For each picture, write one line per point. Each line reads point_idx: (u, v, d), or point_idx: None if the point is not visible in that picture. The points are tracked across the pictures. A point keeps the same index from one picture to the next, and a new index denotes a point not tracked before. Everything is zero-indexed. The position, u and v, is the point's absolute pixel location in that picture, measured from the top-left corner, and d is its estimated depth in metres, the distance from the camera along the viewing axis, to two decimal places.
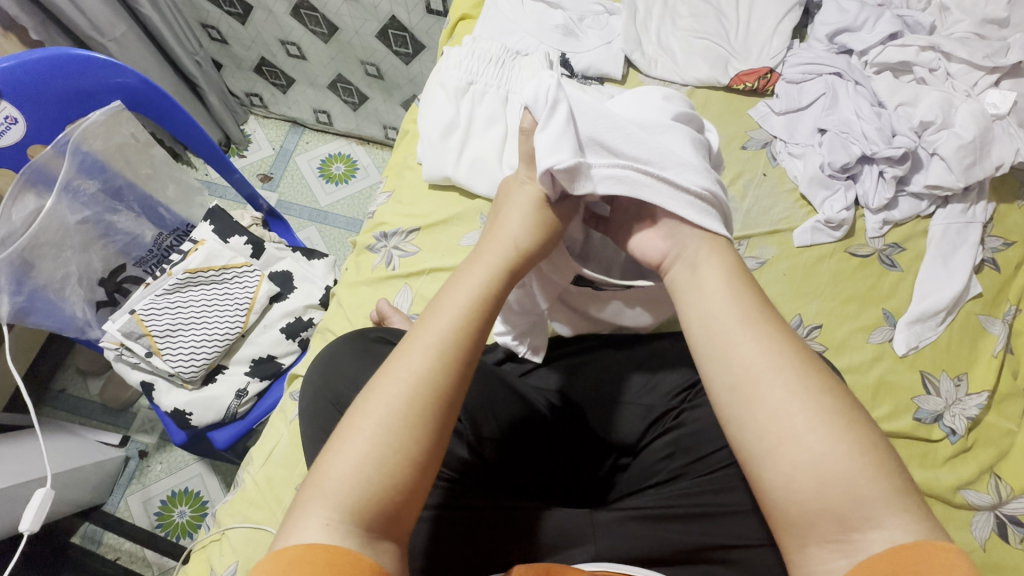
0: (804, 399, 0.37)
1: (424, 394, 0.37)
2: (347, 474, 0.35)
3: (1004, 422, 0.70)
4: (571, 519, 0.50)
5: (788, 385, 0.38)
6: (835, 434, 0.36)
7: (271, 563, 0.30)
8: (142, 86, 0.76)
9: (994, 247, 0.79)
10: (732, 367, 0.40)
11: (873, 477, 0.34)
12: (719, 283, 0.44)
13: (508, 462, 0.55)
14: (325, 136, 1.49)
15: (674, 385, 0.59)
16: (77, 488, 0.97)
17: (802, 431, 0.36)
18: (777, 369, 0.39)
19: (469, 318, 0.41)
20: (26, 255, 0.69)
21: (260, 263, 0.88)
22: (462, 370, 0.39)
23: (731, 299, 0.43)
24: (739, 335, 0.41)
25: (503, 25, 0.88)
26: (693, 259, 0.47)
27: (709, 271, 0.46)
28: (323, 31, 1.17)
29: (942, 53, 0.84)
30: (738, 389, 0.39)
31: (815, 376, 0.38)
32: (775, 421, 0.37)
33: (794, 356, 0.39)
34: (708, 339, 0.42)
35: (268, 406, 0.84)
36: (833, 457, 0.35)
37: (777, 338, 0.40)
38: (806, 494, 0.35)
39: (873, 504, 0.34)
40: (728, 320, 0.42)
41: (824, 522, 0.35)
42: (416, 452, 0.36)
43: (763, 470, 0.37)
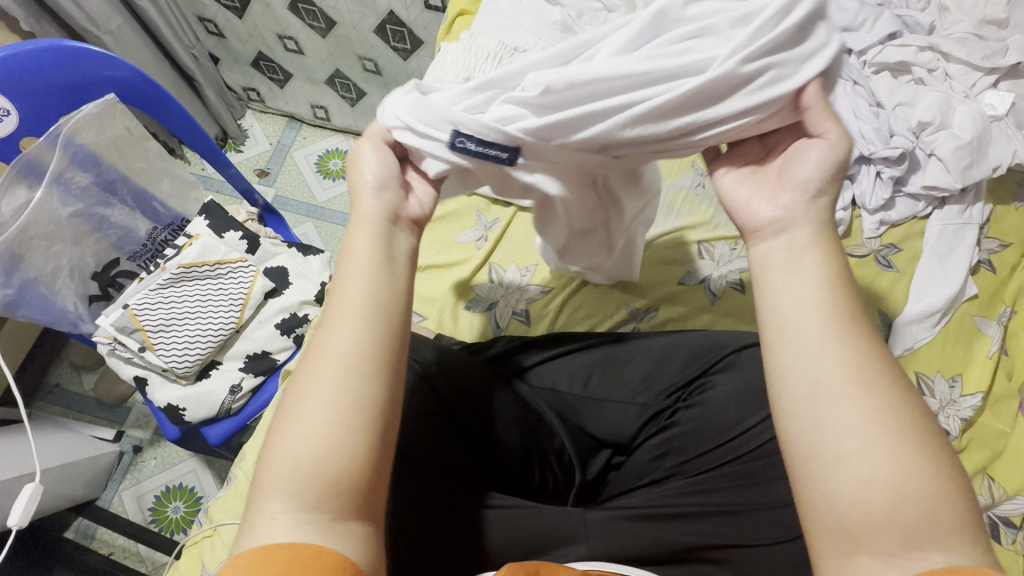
0: (885, 416, 0.35)
1: (350, 363, 0.37)
2: (291, 459, 0.34)
3: (998, 423, 0.70)
4: (565, 518, 0.50)
5: (871, 401, 0.35)
6: (921, 454, 0.34)
7: (231, 568, 0.30)
8: (134, 78, 0.74)
9: (990, 248, 0.79)
10: (820, 368, 0.37)
11: (950, 503, 0.33)
12: (816, 278, 0.39)
13: (490, 458, 0.54)
14: (323, 131, 1.49)
15: (668, 385, 0.58)
16: (70, 483, 0.97)
17: (888, 446, 0.34)
18: (865, 382, 0.36)
19: (375, 279, 0.41)
20: (15, 247, 0.69)
21: (255, 259, 0.88)
22: (386, 334, 0.39)
23: (827, 298, 0.39)
24: (832, 339, 0.37)
25: (502, 21, 0.88)
26: (795, 249, 0.41)
27: (796, 266, 0.41)
28: (320, 25, 1.16)
29: (941, 54, 0.84)
30: (819, 395, 0.36)
31: (906, 394, 0.36)
32: (853, 433, 0.35)
33: (884, 369, 0.37)
34: (792, 336, 0.39)
35: (262, 402, 0.84)
36: (908, 480, 0.33)
37: (871, 347, 0.37)
38: (874, 508, 0.33)
39: (943, 528, 0.32)
40: (821, 319, 0.38)
41: (886, 537, 0.32)
42: (359, 423, 0.36)
43: (828, 474, 0.35)
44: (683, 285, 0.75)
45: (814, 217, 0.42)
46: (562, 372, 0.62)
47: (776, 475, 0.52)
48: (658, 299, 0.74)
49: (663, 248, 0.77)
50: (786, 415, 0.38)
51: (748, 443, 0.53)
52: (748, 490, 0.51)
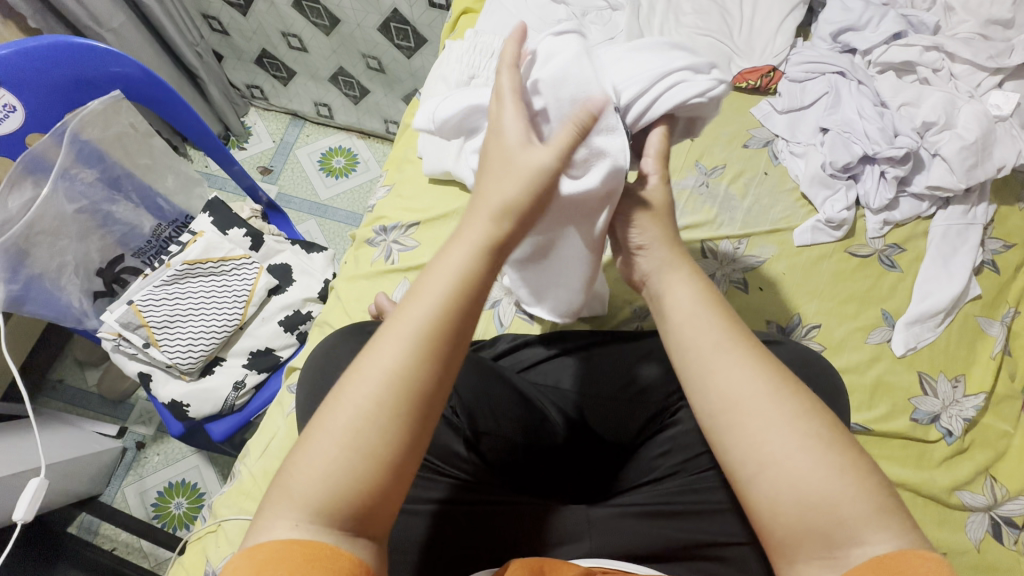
0: (784, 424, 0.37)
1: (398, 391, 0.35)
2: (314, 478, 0.33)
3: (1000, 423, 0.70)
4: (571, 515, 0.52)
5: (767, 410, 0.37)
6: (816, 457, 0.35)
7: (244, 559, 0.31)
8: (144, 77, 0.75)
9: (995, 249, 0.79)
10: (709, 396, 0.40)
11: (854, 495, 0.34)
12: (687, 309, 0.45)
13: (499, 455, 0.54)
14: (325, 129, 1.49)
15: (671, 383, 0.59)
16: (73, 479, 0.97)
17: (782, 457, 0.36)
18: (759, 394, 0.38)
19: (457, 301, 0.38)
20: (21, 243, 0.69)
21: (258, 256, 0.88)
22: (446, 364, 0.37)
23: (706, 327, 0.43)
24: (721, 361, 0.41)
25: (506, 20, 0.88)
26: (660, 291, 0.49)
27: (680, 295, 0.46)
28: (325, 23, 1.16)
29: (946, 54, 0.84)
30: (720, 415, 0.39)
31: (793, 400, 0.38)
32: (758, 445, 0.37)
33: (773, 379, 0.39)
34: (686, 363, 0.43)
35: (265, 399, 0.84)
36: (814, 480, 0.35)
37: (753, 360, 0.40)
38: (788, 515, 0.35)
39: (852, 522, 0.33)
40: (702, 346, 0.42)
41: (810, 541, 0.34)
42: (388, 455, 0.35)
43: (745, 492, 0.37)
44: None
45: (662, 253, 0.50)
46: (565, 370, 0.62)
47: None
48: None
49: None
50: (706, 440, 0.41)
51: None
52: None
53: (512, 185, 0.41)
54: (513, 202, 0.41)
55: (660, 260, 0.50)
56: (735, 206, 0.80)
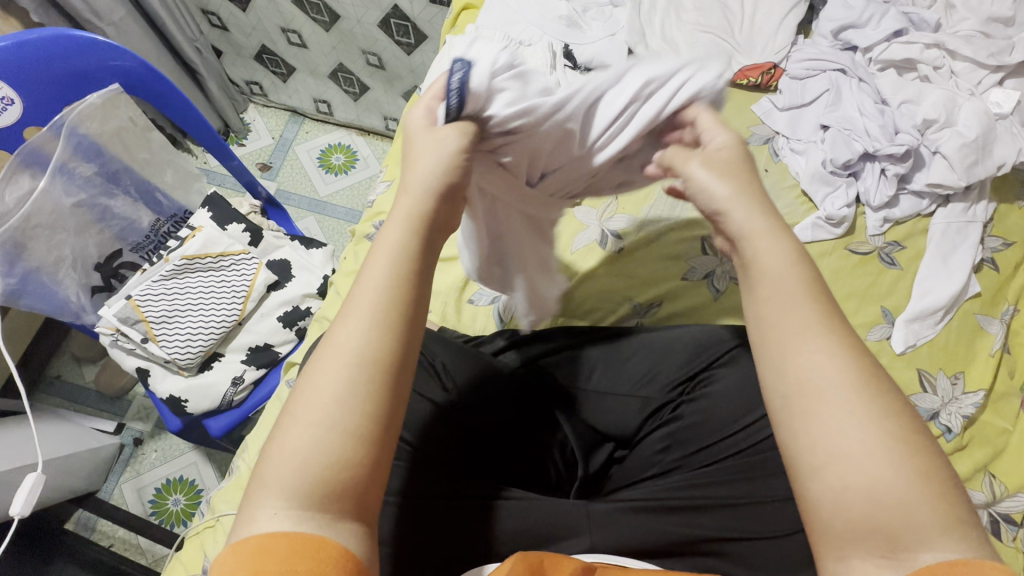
0: (863, 420, 0.35)
1: (360, 364, 0.35)
2: (288, 460, 0.33)
3: (999, 421, 0.70)
4: (566, 511, 0.51)
5: (855, 402, 0.35)
6: (898, 459, 0.33)
7: (231, 556, 0.30)
8: (141, 69, 0.75)
9: (994, 247, 0.79)
10: (789, 377, 0.37)
11: (927, 504, 0.32)
12: (779, 280, 0.40)
13: (499, 448, 0.55)
14: (325, 126, 1.48)
15: (673, 377, 0.58)
16: (70, 475, 0.97)
17: (861, 453, 0.34)
18: (843, 384, 0.36)
19: (405, 280, 0.38)
20: (18, 236, 0.69)
21: (258, 251, 0.88)
22: (408, 338, 0.37)
23: (794, 304, 0.39)
24: (810, 342, 0.37)
25: (508, 16, 0.88)
26: (749, 258, 0.42)
27: (763, 259, 0.41)
28: (324, 19, 1.16)
29: (947, 51, 0.84)
30: (797, 400, 0.36)
31: (883, 397, 0.35)
32: (837, 438, 0.35)
33: (864, 371, 0.36)
34: (769, 339, 0.39)
35: (263, 396, 0.83)
36: (886, 483, 0.33)
37: (845, 347, 0.37)
38: (854, 510, 0.33)
39: (926, 527, 0.32)
40: (791, 321, 0.38)
41: (871, 538, 0.33)
42: (364, 429, 0.34)
43: (807, 482, 0.35)
44: (686, 281, 0.75)
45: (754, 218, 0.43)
46: (565, 364, 0.61)
47: (775, 471, 0.51)
48: (660, 293, 0.74)
49: (665, 244, 0.77)
50: (772, 422, 0.38)
51: (747, 439, 0.53)
52: (743, 484, 0.51)
53: (441, 164, 0.43)
54: (433, 179, 0.42)
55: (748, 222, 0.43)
56: None
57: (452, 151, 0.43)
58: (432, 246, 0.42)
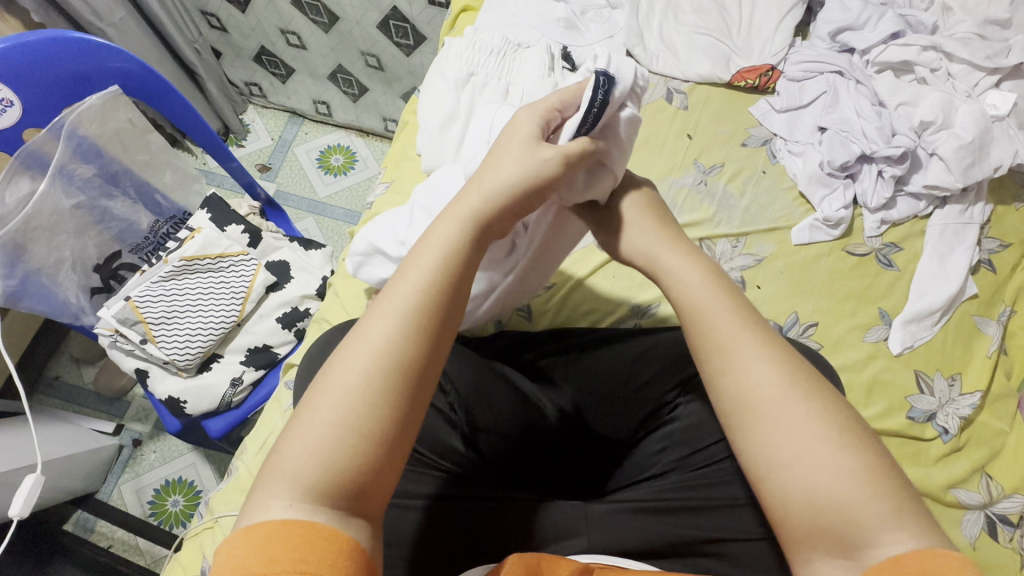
0: (798, 425, 0.37)
1: (387, 365, 0.36)
2: (304, 453, 0.33)
3: (996, 422, 0.70)
4: (568, 512, 0.51)
5: (785, 409, 0.38)
6: (834, 458, 0.36)
7: (242, 538, 0.30)
8: (140, 71, 0.75)
9: (991, 248, 0.79)
10: (725, 392, 0.41)
11: (868, 497, 0.34)
12: (706, 299, 0.44)
13: (501, 450, 0.55)
14: (324, 127, 1.49)
15: (670, 379, 0.58)
16: (69, 476, 0.97)
17: (799, 456, 0.36)
18: (774, 392, 0.39)
19: (443, 275, 0.39)
20: (19, 237, 0.69)
21: (257, 253, 0.88)
22: (434, 341, 0.38)
23: (720, 321, 0.42)
24: (740, 356, 0.41)
25: (506, 18, 0.88)
26: (674, 287, 0.46)
27: (688, 282, 0.45)
28: (324, 20, 1.16)
29: (944, 53, 0.84)
30: (735, 414, 0.40)
31: (812, 400, 0.38)
32: (773, 445, 0.37)
33: (790, 378, 0.39)
34: (703, 358, 0.42)
35: (263, 395, 0.84)
36: (830, 481, 0.35)
37: (772, 356, 0.40)
38: (802, 512, 0.36)
39: (870, 522, 0.34)
40: (719, 339, 0.42)
41: (824, 538, 0.35)
42: (375, 429, 0.34)
43: (761, 489, 0.38)
44: None
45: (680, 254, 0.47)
46: (564, 366, 0.62)
47: None
48: (658, 295, 0.74)
49: None
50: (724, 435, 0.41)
51: None
52: (741, 484, 0.51)
53: (513, 168, 0.43)
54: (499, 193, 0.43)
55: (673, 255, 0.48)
56: (733, 204, 0.80)
57: (523, 157, 0.44)
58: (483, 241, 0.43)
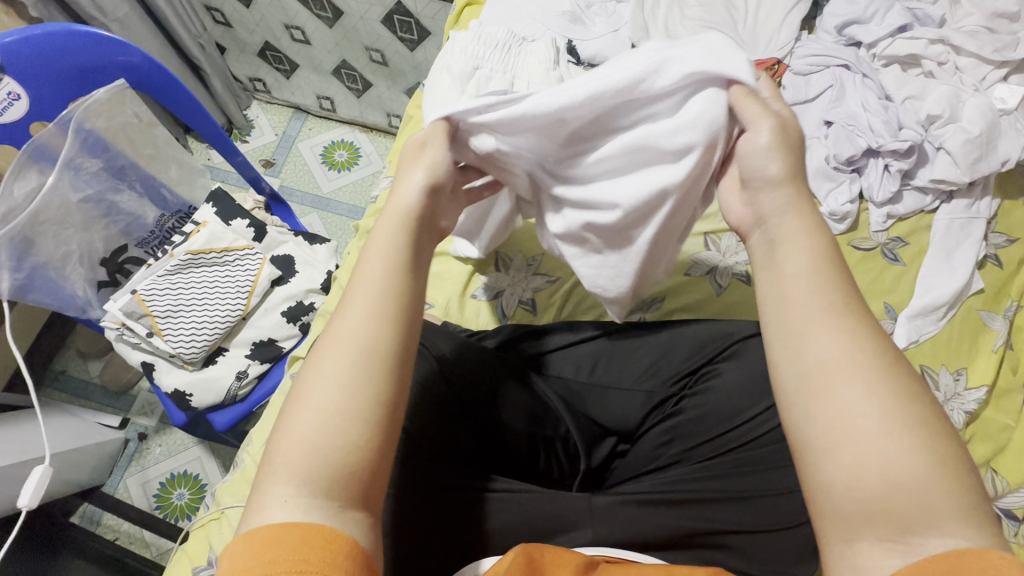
0: (877, 401, 0.35)
1: (358, 349, 0.37)
2: (296, 445, 0.34)
3: (1002, 416, 0.70)
4: (571, 504, 0.51)
5: (867, 385, 0.36)
6: (911, 442, 0.34)
7: (244, 543, 0.31)
8: (146, 64, 0.75)
9: (997, 243, 0.79)
10: (805, 359, 0.39)
11: (936, 488, 0.33)
12: (803, 266, 0.42)
13: (497, 444, 0.55)
14: (328, 122, 1.49)
15: (675, 371, 0.58)
16: (76, 469, 0.98)
17: (874, 434, 0.35)
18: (858, 366, 0.37)
19: (405, 278, 0.41)
20: (26, 231, 0.69)
21: (262, 246, 0.88)
22: (408, 336, 0.39)
23: (815, 288, 0.40)
24: (826, 329, 0.39)
25: (512, 12, 0.88)
26: (778, 238, 0.44)
27: (787, 249, 0.43)
28: (327, 15, 1.16)
29: (952, 47, 0.84)
30: (809, 384, 0.38)
31: (898, 382, 0.36)
32: (846, 418, 0.36)
33: (881, 357, 0.37)
34: (787, 322, 0.41)
35: (268, 389, 0.85)
36: (902, 465, 0.33)
37: (862, 333, 0.38)
38: (866, 492, 0.34)
39: (939, 510, 0.32)
40: (808, 308, 0.40)
41: (882, 521, 0.33)
42: (360, 407, 0.35)
43: (819, 465, 0.36)
44: (690, 277, 0.75)
45: (784, 194, 0.44)
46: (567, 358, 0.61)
47: (778, 464, 0.52)
48: (663, 289, 0.74)
49: None
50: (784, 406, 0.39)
51: (754, 431, 0.53)
52: (751, 476, 0.51)
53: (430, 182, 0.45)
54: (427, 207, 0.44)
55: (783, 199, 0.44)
56: None
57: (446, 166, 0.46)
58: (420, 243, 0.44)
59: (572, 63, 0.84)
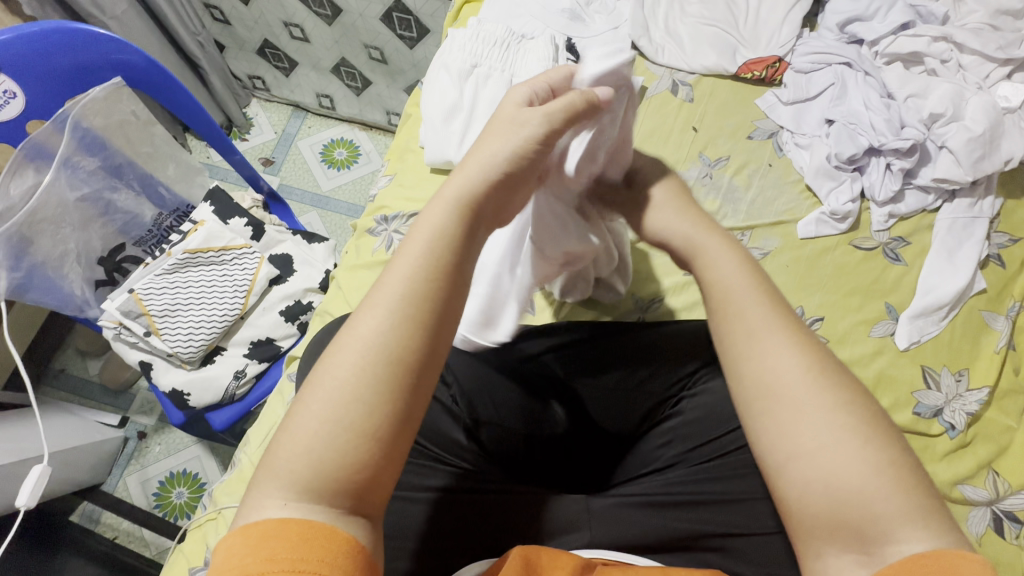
0: (823, 413, 0.36)
1: (378, 360, 0.35)
2: (296, 454, 0.33)
3: (1004, 418, 0.69)
4: (570, 506, 0.51)
5: (810, 397, 0.37)
6: (858, 451, 0.35)
7: (242, 537, 0.30)
8: (144, 64, 0.74)
9: (1000, 243, 0.78)
10: (746, 375, 0.40)
11: (887, 494, 0.33)
12: (740, 284, 0.43)
13: (510, 451, 0.55)
14: (327, 121, 1.48)
15: (675, 372, 0.58)
16: (75, 468, 0.98)
17: (821, 446, 0.35)
18: (798, 379, 0.38)
19: (432, 277, 0.38)
20: (24, 230, 0.69)
21: (260, 245, 0.87)
22: (433, 340, 0.37)
23: (750, 304, 0.42)
24: (767, 343, 0.40)
25: (511, 9, 0.88)
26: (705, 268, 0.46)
27: (724, 268, 0.45)
28: (326, 13, 1.15)
29: (955, 44, 0.83)
30: (754, 403, 0.38)
31: (841, 391, 0.37)
32: (792, 432, 0.37)
33: (818, 368, 0.38)
34: (724, 344, 0.42)
35: (266, 388, 0.84)
36: (851, 475, 0.34)
37: (800, 345, 0.39)
38: (819, 505, 0.35)
39: (891, 518, 0.33)
40: (747, 324, 0.41)
41: (838, 532, 0.34)
42: (378, 423, 0.34)
43: (777, 479, 0.37)
44: (689, 276, 0.74)
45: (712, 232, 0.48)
46: (566, 360, 0.60)
47: None
48: (663, 289, 0.74)
49: None
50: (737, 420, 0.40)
51: None
52: (750, 478, 0.51)
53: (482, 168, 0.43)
54: (462, 194, 0.41)
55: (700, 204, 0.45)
56: (739, 198, 0.80)
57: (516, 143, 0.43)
58: (473, 234, 0.41)
59: (571, 60, 0.83)
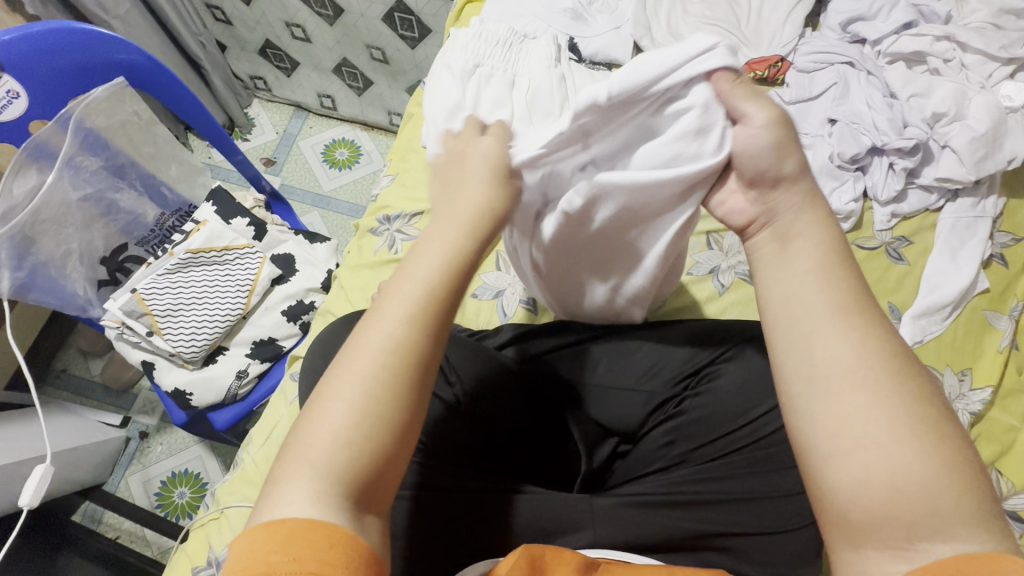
0: (886, 405, 0.35)
1: (392, 358, 0.36)
2: (323, 447, 0.33)
3: (1007, 418, 0.69)
4: (571, 505, 0.50)
5: (875, 388, 0.35)
6: (920, 447, 0.33)
7: (267, 532, 0.30)
8: (146, 63, 0.75)
9: (1003, 243, 0.78)
10: (812, 359, 0.38)
11: (951, 492, 0.32)
12: (810, 264, 0.41)
13: (506, 450, 0.55)
14: (329, 121, 1.48)
15: (676, 372, 0.58)
16: (77, 468, 0.98)
17: (883, 438, 0.34)
18: (864, 369, 0.36)
19: (447, 279, 0.39)
20: (26, 230, 0.69)
21: (262, 245, 0.87)
22: (437, 336, 0.38)
23: (821, 286, 0.40)
24: (833, 328, 0.38)
25: (513, 9, 0.88)
26: (789, 234, 0.42)
27: (802, 246, 0.42)
28: (328, 13, 1.15)
29: (958, 44, 0.83)
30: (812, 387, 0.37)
31: (908, 384, 0.35)
32: (853, 421, 0.35)
33: (887, 359, 0.36)
34: (785, 330, 0.40)
35: (268, 388, 0.84)
36: (911, 471, 0.33)
37: (870, 335, 0.38)
38: (874, 497, 0.33)
39: (949, 517, 0.32)
40: (815, 307, 0.39)
41: (889, 526, 0.33)
42: (395, 419, 0.35)
43: (827, 469, 0.35)
44: (691, 276, 0.75)
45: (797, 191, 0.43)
46: (569, 360, 0.61)
47: (779, 465, 0.52)
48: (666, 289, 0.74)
49: None
50: (787, 406, 0.39)
51: (756, 433, 0.53)
52: (753, 478, 0.51)
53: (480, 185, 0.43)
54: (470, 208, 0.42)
55: (802, 196, 0.43)
56: None
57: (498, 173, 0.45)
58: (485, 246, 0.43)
59: (574, 60, 0.83)
